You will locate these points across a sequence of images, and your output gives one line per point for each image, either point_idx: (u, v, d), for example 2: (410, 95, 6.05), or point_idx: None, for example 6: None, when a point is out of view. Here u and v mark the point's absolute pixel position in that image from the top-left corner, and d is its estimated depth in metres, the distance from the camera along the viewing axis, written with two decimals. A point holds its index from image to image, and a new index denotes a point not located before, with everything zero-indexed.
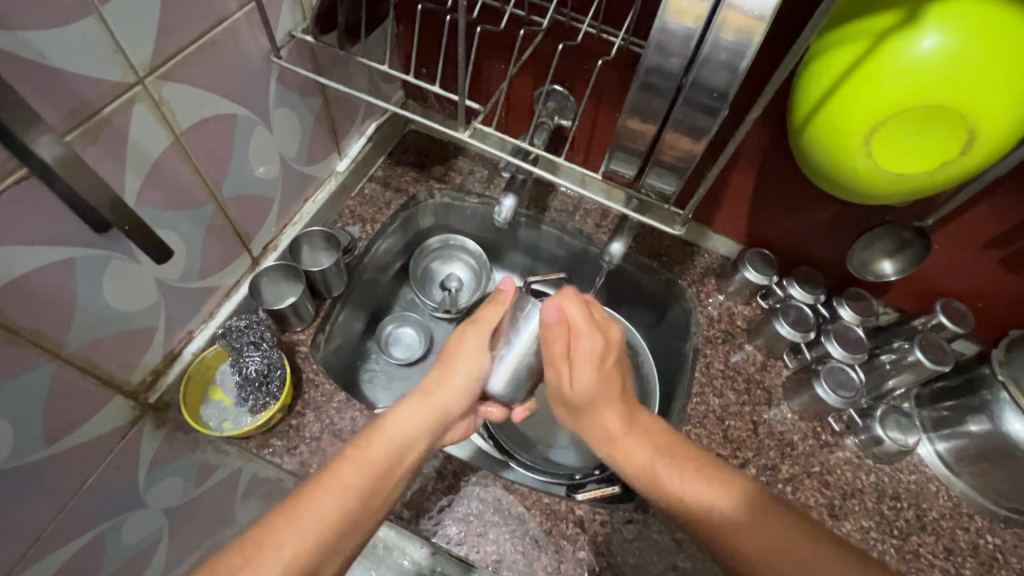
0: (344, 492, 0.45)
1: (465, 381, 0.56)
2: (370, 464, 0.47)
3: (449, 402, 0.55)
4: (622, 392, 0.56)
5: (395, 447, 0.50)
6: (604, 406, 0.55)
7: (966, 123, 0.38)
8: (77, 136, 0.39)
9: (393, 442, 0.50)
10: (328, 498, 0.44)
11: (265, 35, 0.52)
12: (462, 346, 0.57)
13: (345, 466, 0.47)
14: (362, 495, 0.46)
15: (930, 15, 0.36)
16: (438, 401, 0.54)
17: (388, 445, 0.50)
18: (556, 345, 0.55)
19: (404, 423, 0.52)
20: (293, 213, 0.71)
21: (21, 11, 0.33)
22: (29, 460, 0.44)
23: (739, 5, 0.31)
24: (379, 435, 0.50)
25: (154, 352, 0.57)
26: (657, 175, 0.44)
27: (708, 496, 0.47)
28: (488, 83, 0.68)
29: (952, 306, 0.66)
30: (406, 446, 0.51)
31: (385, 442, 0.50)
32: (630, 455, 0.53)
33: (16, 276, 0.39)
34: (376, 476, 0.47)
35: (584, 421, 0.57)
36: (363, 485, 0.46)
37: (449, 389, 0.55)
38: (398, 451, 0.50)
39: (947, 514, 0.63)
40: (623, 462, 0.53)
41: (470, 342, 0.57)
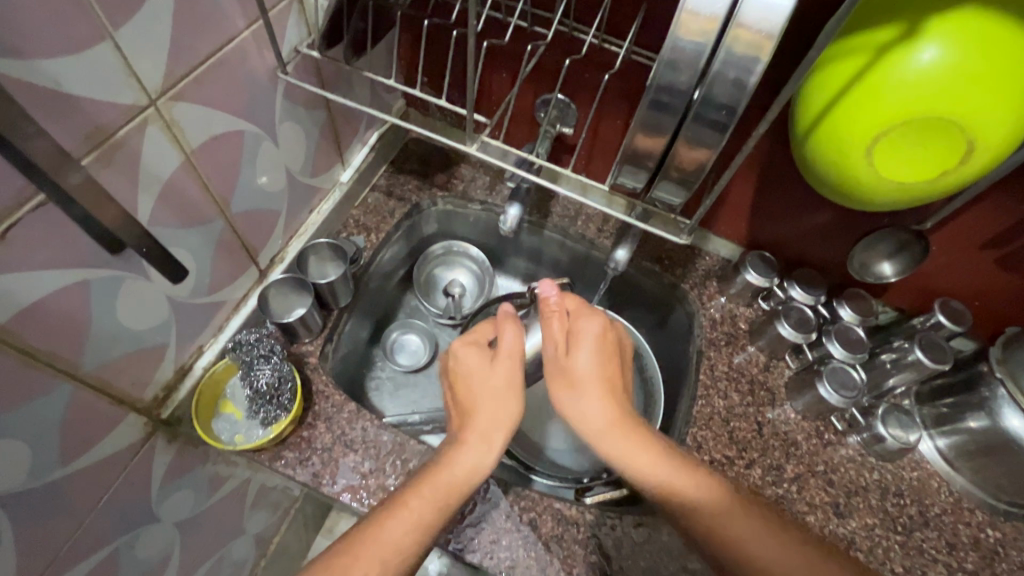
0: (416, 527, 0.46)
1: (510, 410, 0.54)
2: (438, 498, 0.48)
3: (496, 429, 0.53)
4: (620, 384, 0.57)
5: (459, 482, 0.50)
6: (600, 391, 0.55)
7: (965, 133, 0.39)
8: (93, 160, 0.39)
9: (457, 477, 0.50)
10: (392, 536, 0.45)
11: (271, 51, 0.52)
12: (496, 383, 0.55)
13: (414, 501, 0.47)
14: (431, 529, 0.47)
15: (929, 28, 0.37)
16: (495, 435, 0.53)
17: (454, 482, 0.49)
18: (556, 326, 0.58)
19: (461, 464, 0.50)
20: (299, 225, 0.72)
21: (35, 40, 0.34)
22: (46, 481, 0.45)
23: (750, 23, 0.32)
24: (445, 471, 0.50)
25: (166, 367, 0.57)
26: (665, 188, 0.45)
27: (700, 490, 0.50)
28: (491, 92, 0.69)
29: (950, 306, 0.67)
30: (471, 482, 0.50)
31: (451, 477, 0.49)
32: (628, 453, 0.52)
33: (33, 301, 0.39)
34: (443, 510, 0.48)
35: (575, 408, 0.55)
36: (432, 521, 0.47)
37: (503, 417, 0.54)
38: (464, 485, 0.50)
39: (948, 509, 0.65)
40: (616, 457, 0.53)
41: (502, 374, 0.55)
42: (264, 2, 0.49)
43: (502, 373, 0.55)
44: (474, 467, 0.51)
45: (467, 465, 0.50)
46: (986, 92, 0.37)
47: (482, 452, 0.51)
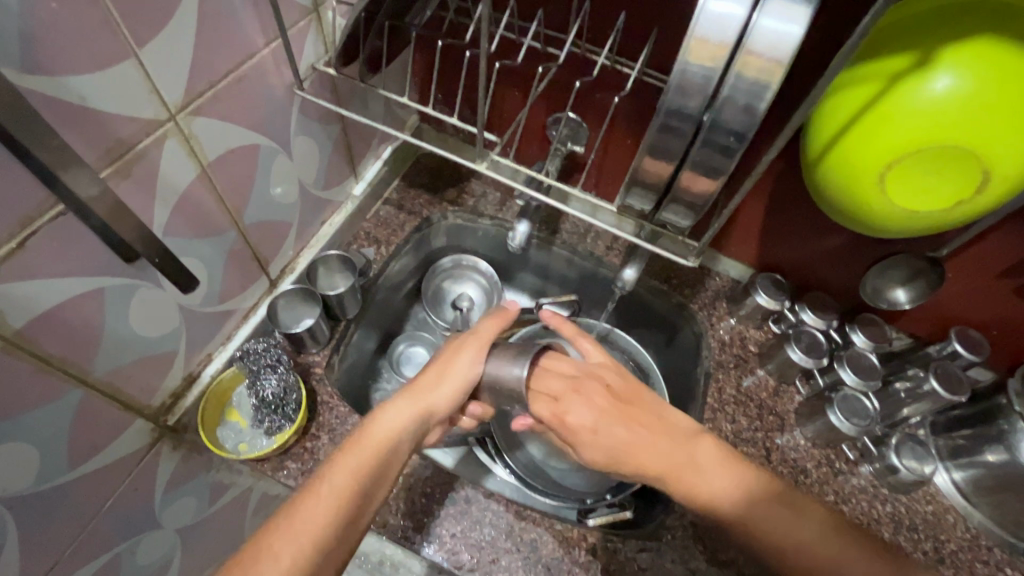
0: (337, 483, 0.44)
1: (455, 389, 0.54)
2: (365, 462, 0.46)
3: (438, 402, 0.53)
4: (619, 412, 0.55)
5: (379, 447, 0.48)
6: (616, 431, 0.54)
7: (982, 165, 0.38)
8: (112, 172, 0.41)
9: (382, 438, 0.48)
10: (322, 502, 0.42)
11: (289, 69, 0.54)
12: (457, 357, 0.56)
13: (337, 469, 0.45)
14: (354, 495, 0.44)
15: (945, 57, 0.37)
16: (426, 402, 0.52)
17: (376, 445, 0.48)
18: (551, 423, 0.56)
19: (393, 422, 0.50)
20: (311, 236, 0.72)
21: (62, 57, 0.35)
22: (53, 483, 0.45)
23: (759, 51, 0.33)
24: (365, 434, 0.48)
25: (174, 374, 0.58)
26: (672, 210, 0.45)
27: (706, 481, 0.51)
28: (502, 111, 0.70)
29: (968, 335, 0.65)
30: (392, 445, 0.48)
31: (371, 441, 0.48)
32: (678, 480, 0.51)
33: (52, 307, 0.41)
34: (363, 478, 0.45)
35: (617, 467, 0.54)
36: (355, 485, 0.45)
37: (436, 394, 0.53)
38: (385, 450, 0.48)
39: (965, 546, 0.63)
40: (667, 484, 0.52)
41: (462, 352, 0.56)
42: (285, 20, 0.50)
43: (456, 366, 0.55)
44: (397, 433, 0.49)
45: (390, 426, 0.49)
46: (1005, 125, 0.36)
47: (413, 412, 0.51)
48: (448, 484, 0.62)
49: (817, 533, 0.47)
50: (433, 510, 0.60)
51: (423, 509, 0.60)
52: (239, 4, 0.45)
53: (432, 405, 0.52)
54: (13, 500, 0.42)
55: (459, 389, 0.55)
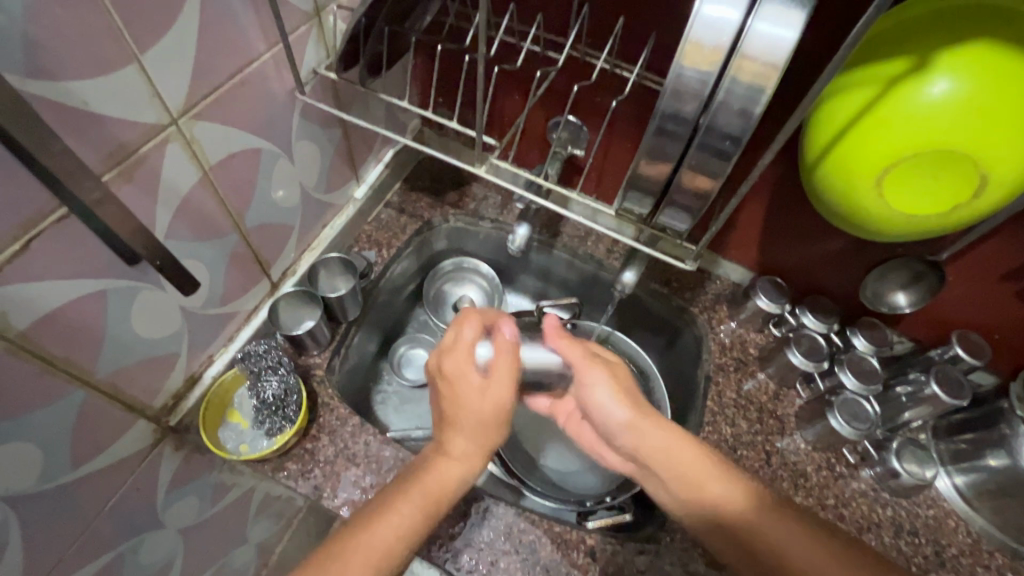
0: (402, 519, 0.46)
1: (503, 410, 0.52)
2: (426, 503, 0.47)
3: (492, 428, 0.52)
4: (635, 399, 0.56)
5: (441, 489, 0.49)
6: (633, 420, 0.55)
7: (980, 168, 0.38)
8: (115, 175, 0.41)
9: (444, 480, 0.49)
10: (387, 535, 0.44)
11: (290, 73, 0.54)
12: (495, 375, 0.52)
13: (400, 508, 0.46)
14: (418, 536, 0.46)
15: (942, 61, 0.37)
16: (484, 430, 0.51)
17: (438, 484, 0.49)
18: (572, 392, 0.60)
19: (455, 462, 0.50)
20: (312, 238, 0.73)
21: (65, 62, 0.35)
22: (57, 483, 0.46)
23: (754, 55, 0.33)
24: (430, 473, 0.49)
25: (176, 376, 0.58)
26: (670, 213, 0.45)
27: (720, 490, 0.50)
28: (503, 114, 0.70)
29: (968, 339, 0.65)
30: (455, 483, 0.50)
31: (434, 482, 0.49)
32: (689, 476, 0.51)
33: (56, 308, 0.41)
34: (428, 516, 0.47)
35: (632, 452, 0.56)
36: (419, 527, 0.46)
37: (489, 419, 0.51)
38: (446, 492, 0.49)
39: (966, 551, 0.62)
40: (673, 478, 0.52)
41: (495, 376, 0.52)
42: (286, 25, 0.51)
43: (492, 396, 0.51)
44: (460, 476, 0.50)
45: (451, 467, 0.50)
46: (1002, 128, 0.36)
47: (473, 445, 0.51)
48: None
49: (804, 544, 0.45)
50: None
51: None
52: (241, 10, 0.46)
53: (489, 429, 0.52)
54: (16, 499, 0.42)
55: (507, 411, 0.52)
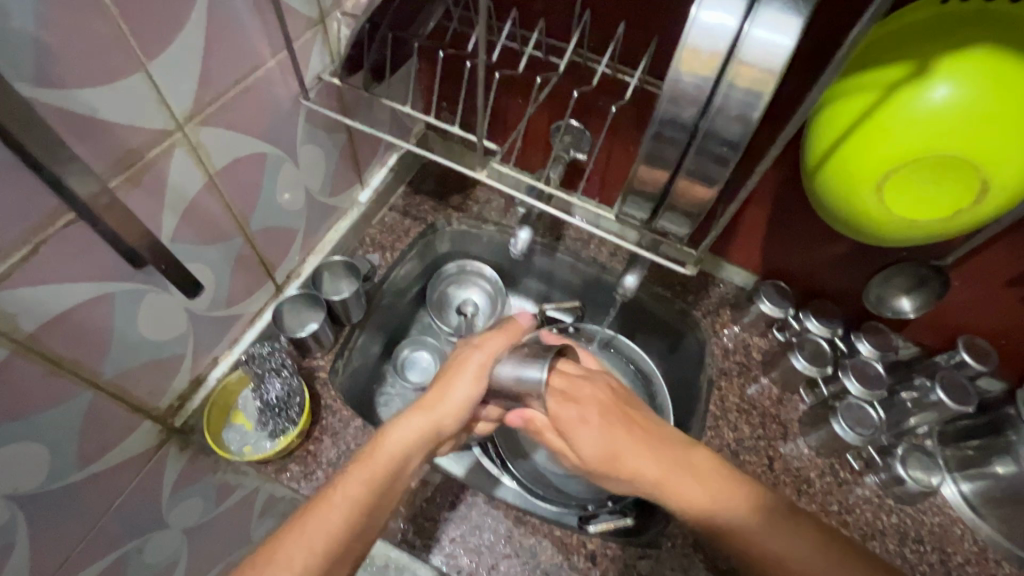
0: (348, 493, 0.46)
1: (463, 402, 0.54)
2: (373, 480, 0.48)
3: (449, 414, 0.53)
4: (624, 425, 0.56)
5: (391, 464, 0.49)
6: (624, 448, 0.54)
7: (981, 174, 0.38)
8: (121, 181, 0.42)
9: (390, 454, 0.50)
10: (332, 513, 0.45)
11: (295, 79, 0.55)
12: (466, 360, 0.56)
13: (346, 486, 0.47)
14: (366, 511, 0.46)
15: (943, 66, 0.37)
16: (439, 413, 0.53)
17: (385, 462, 0.49)
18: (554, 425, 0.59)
19: (403, 440, 0.51)
20: (317, 241, 0.74)
21: (74, 72, 0.36)
22: (63, 483, 0.46)
23: (751, 62, 0.33)
24: (377, 449, 0.50)
25: (182, 377, 0.59)
26: (669, 218, 0.45)
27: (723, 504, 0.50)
28: (506, 118, 0.71)
29: (975, 344, 0.65)
30: (401, 461, 0.50)
31: (384, 459, 0.49)
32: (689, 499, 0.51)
33: (64, 310, 0.42)
34: (372, 493, 0.47)
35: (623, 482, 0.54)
36: (364, 502, 0.47)
37: (450, 400, 0.54)
38: (394, 467, 0.49)
39: (973, 560, 0.61)
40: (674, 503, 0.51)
41: (470, 368, 0.55)
42: (290, 32, 0.52)
43: (465, 385, 0.55)
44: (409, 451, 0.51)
45: (399, 441, 0.51)
46: (1003, 133, 0.36)
47: (422, 429, 0.52)
48: (449, 488, 0.62)
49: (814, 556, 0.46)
50: (433, 514, 0.61)
51: (424, 513, 0.60)
52: (246, 17, 0.47)
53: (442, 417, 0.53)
54: (23, 499, 0.43)
55: (464, 404, 0.54)
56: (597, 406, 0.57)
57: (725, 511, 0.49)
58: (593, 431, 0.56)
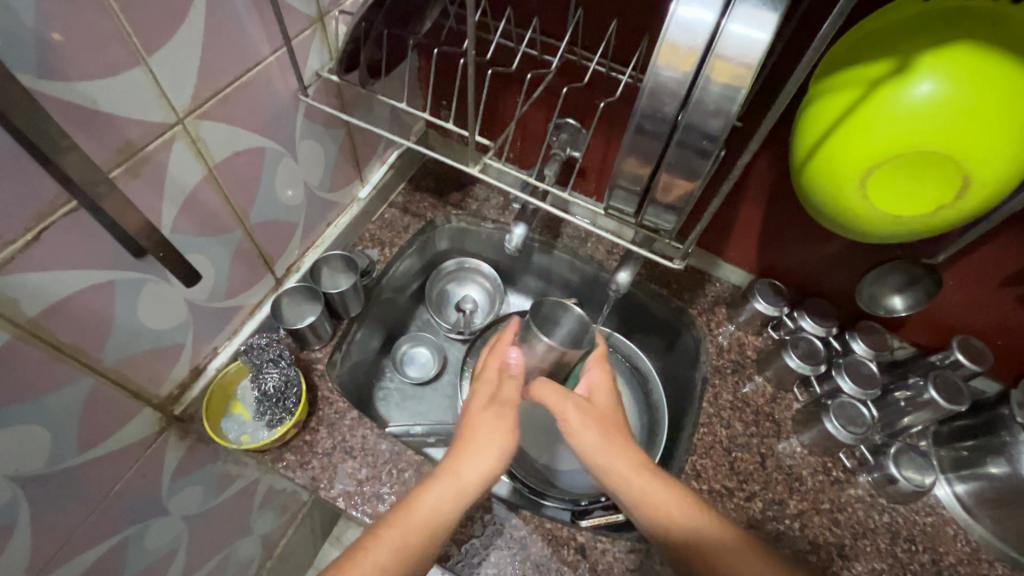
0: (379, 555, 0.45)
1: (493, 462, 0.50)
2: (405, 545, 0.46)
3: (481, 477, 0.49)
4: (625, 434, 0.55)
5: (425, 532, 0.47)
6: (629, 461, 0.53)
7: (961, 169, 0.38)
8: (122, 171, 0.43)
9: (424, 518, 0.47)
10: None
11: (294, 75, 0.56)
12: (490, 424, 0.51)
13: (377, 546, 0.45)
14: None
15: (923, 63, 0.37)
16: (465, 481, 0.48)
17: (419, 524, 0.47)
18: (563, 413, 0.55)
19: (438, 501, 0.48)
20: (316, 236, 0.75)
21: (76, 64, 0.38)
22: (64, 466, 0.48)
23: (728, 56, 0.33)
24: (410, 512, 0.47)
25: (181, 366, 0.60)
26: (654, 212, 0.46)
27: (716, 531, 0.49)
28: (502, 116, 0.72)
29: (969, 344, 0.64)
30: (439, 524, 0.47)
31: (417, 527, 0.46)
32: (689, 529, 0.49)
33: (65, 296, 0.43)
34: (408, 557, 0.45)
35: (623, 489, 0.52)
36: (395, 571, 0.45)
37: (477, 466, 0.49)
38: (431, 529, 0.47)
39: (965, 560, 0.61)
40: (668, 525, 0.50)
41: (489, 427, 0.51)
42: (289, 30, 0.53)
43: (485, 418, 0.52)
44: (442, 517, 0.47)
45: (434, 508, 0.47)
46: (982, 128, 0.36)
47: (457, 491, 0.48)
48: None
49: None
50: None
51: None
52: (245, 14, 0.48)
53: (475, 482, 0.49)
54: (25, 479, 0.44)
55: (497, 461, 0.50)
56: (599, 411, 0.55)
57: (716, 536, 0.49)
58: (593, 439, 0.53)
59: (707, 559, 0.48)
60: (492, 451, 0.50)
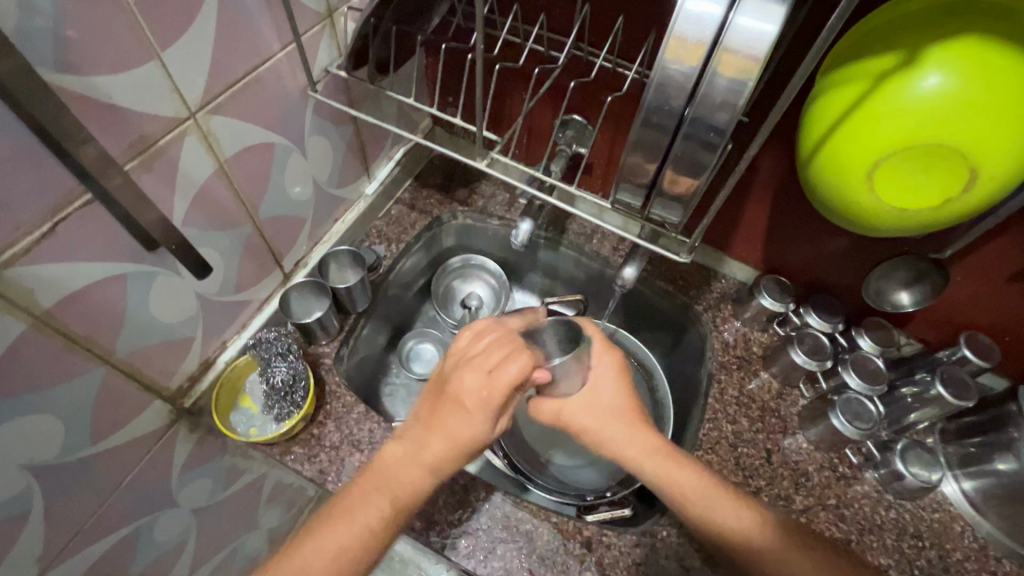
0: (355, 514, 0.46)
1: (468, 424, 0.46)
2: (381, 502, 0.46)
3: (460, 435, 0.46)
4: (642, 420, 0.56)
5: (398, 488, 0.47)
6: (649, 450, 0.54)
7: (970, 161, 0.38)
8: (135, 165, 0.44)
9: (396, 473, 0.47)
10: (337, 533, 0.45)
11: (303, 72, 0.57)
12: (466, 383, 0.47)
13: (354, 502, 0.46)
14: (374, 532, 0.45)
15: (932, 55, 0.37)
16: (442, 438, 0.47)
17: (393, 479, 0.47)
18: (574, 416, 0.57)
19: (414, 460, 0.47)
20: (324, 232, 0.76)
21: (91, 59, 0.38)
22: (76, 456, 0.48)
23: (735, 49, 0.34)
24: (384, 469, 0.47)
25: (191, 359, 0.61)
26: (660, 205, 0.46)
27: (745, 517, 0.51)
28: (509, 113, 0.72)
29: (977, 340, 0.65)
30: (413, 481, 0.47)
31: (390, 484, 0.47)
32: (727, 519, 0.51)
33: (80, 288, 0.44)
34: (382, 512, 0.46)
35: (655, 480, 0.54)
36: (371, 525, 0.46)
37: (455, 424, 0.46)
38: (406, 487, 0.47)
39: (972, 556, 0.61)
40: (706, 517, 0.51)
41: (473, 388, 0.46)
42: (299, 26, 0.54)
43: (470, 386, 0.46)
44: (410, 486, 0.47)
45: (407, 466, 0.47)
46: (990, 120, 0.36)
47: (432, 451, 0.47)
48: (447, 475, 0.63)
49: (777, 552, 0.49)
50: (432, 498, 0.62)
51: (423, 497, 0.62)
52: (256, 11, 0.49)
53: (454, 439, 0.46)
54: (38, 468, 0.45)
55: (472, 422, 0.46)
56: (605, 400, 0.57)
57: (749, 522, 0.51)
58: (615, 434, 0.55)
59: (750, 550, 0.50)
60: (458, 437, 0.46)
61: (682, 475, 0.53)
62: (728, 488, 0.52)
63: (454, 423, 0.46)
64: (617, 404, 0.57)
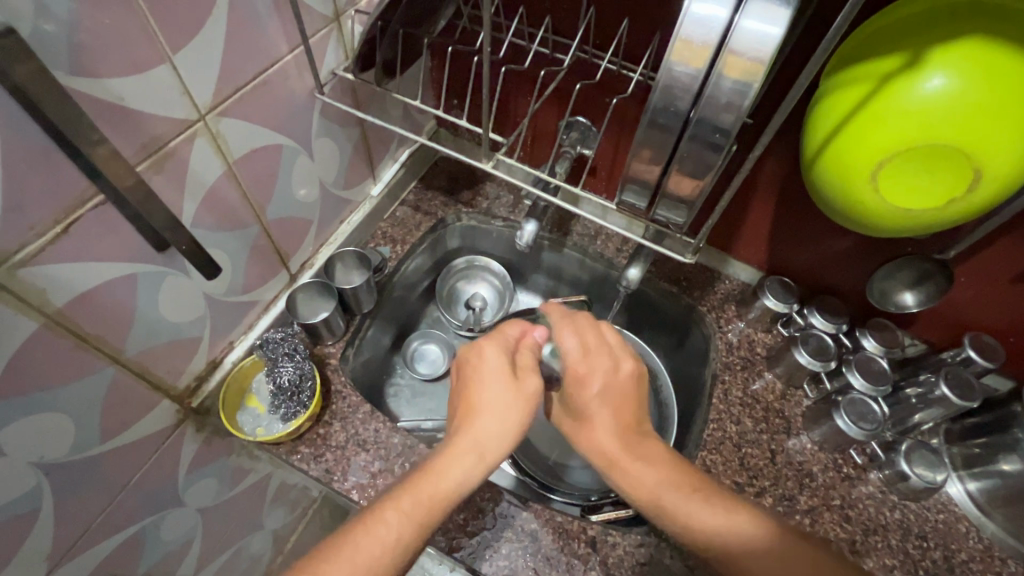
0: (401, 515, 0.43)
1: (506, 417, 0.50)
2: (424, 503, 0.45)
3: (501, 432, 0.49)
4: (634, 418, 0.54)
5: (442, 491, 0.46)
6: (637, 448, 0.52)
7: (973, 161, 0.38)
8: (147, 166, 0.45)
9: (443, 477, 0.46)
10: (378, 537, 0.42)
11: (310, 74, 0.57)
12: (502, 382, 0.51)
13: (394, 506, 0.44)
14: (416, 538, 0.43)
15: (935, 57, 0.37)
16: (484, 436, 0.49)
17: (439, 481, 0.46)
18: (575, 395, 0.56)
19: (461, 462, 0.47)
20: (330, 233, 0.76)
21: (105, 62, 0.39)
22: (86, 454, 0.49)
23: (741, 51, 0.34)
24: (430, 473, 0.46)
25: (199, 359, 0.61)
26: (665, 207, 0.46)
27: (731, 524, 0.47)
28: (514, 115, 0.73)
29: (981, 340, 0.64)
30: (458, 484, 0.46)
31: (435, 486, 0.45)
32: (708, 526, 0.47)
33: (89, 287, 0.44)
34: (427, 516, 0.44)
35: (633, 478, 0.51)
36: (413, 528, 0.43)
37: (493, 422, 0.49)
38: (453, 489, 0.46)
39: (977, 557, 0.61)
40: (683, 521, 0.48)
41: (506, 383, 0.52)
42: (306, 29, 0.54)
43: (500, 374, 0.52)
44: (461, 483, 0.46)
45: (455, 468, 0.46)
46: (993, 121, 0.37)
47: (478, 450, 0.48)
48: None
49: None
50: None
51: None
52: (265, 14, 0.49)
53: (492, 436, 0.49)
54: (48, 466, 0.45)
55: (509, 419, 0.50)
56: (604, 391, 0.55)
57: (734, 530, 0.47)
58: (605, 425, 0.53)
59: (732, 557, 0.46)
60: (506, 425, 0.50)
61: (639, 472, 0.50)
62: (719, 493, 0.49)
63: (496, 406, 0.50)
64: (613, 395, 0.55)
